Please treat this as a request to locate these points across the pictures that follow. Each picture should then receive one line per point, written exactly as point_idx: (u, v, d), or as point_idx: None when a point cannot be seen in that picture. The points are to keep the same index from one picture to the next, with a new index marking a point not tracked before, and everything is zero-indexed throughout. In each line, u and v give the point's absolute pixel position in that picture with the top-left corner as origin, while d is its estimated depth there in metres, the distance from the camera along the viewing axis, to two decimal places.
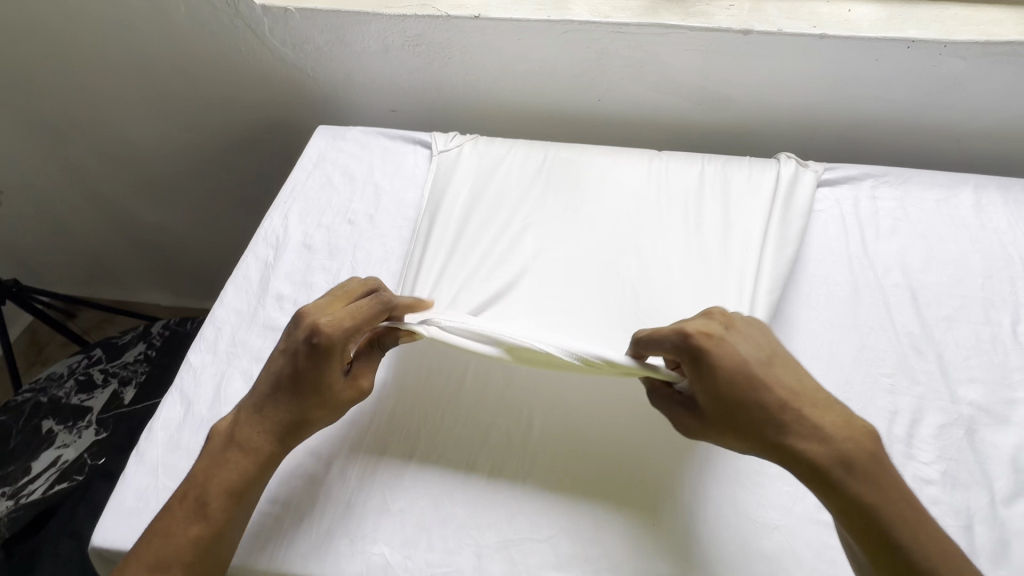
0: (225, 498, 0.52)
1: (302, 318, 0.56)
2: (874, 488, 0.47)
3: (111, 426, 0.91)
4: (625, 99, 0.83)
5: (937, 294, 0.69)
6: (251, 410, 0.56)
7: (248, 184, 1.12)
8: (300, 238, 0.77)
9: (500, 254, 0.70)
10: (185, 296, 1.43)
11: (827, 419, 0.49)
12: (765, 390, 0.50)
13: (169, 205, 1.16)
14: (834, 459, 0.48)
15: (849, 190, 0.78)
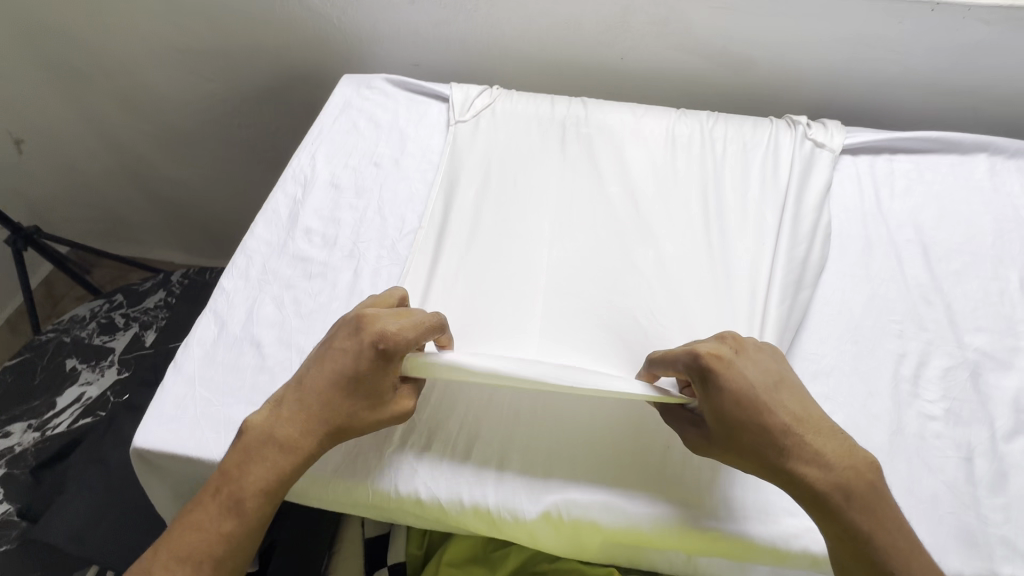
0: (262, 498, 0.49)
1: (364, 322, 0.53)
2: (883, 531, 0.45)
3: (131, 367, 1.07)
4: (645, 56, 0.95)
5: (948, 250, 0.74)
6: (289, 408, 0.51)
7: (249, 127, 1.25)
8: (327, 178, 0.79)
9: (516, 205, 0.76)
10: (195, 253, 1.63)
11: (827, 445, 0.47)
12: (769, 410, 0.48)
13: (185, 144, 1.30)
14: (838, 481, 0.46)
15: (867, 156, 0.86)
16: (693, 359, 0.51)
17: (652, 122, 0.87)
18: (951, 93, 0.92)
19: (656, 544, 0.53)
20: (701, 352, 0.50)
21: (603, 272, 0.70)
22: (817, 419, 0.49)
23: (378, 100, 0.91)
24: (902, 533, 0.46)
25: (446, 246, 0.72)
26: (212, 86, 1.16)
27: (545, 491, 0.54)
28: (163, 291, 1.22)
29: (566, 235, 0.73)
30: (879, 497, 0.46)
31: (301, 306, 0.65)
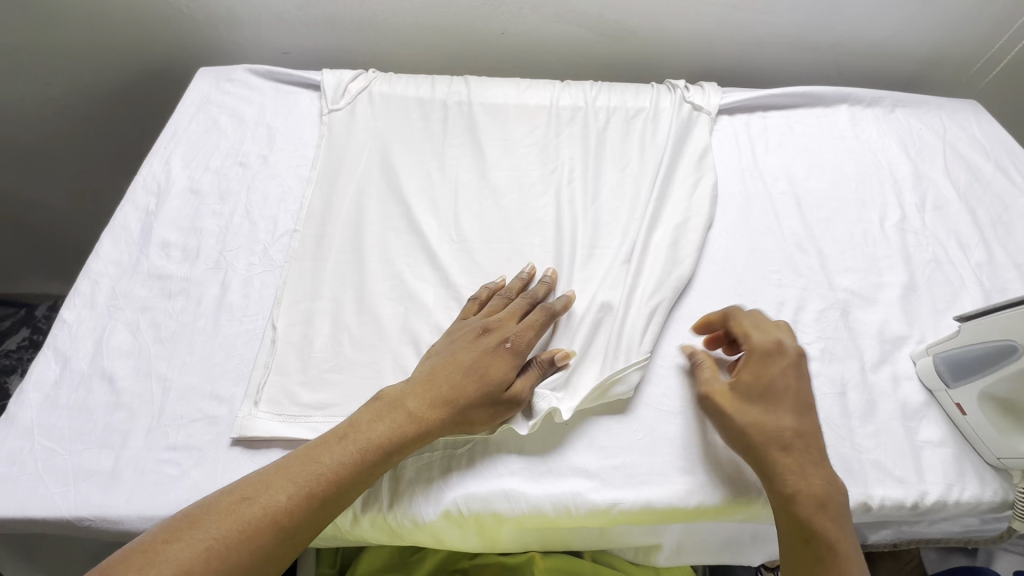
0: (286, 509, 0.43)
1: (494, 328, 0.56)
2: (827, 501, 0.48)
3: None
4: (526, 29, 0.93)
5: (818, 198, 0.78)
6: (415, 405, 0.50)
7: (109, 136, 1.11)
8: (185, 184, 0.72)
9: (399, 194, 0.72)
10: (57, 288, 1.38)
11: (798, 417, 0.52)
12: (785, 386, 0.53)
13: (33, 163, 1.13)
14: (795, 446, 0.50)
15: (743, 116, 0.89)
16: (762, 339, 0.55)
17: (536, 96, 0.85)
18: (814, 50, 0.97)
19: (564, 523, 0.52)
20: (781, 340, 0.55)
21: (492, 255, 0.68)
22: (807, 397, 0.53)
23: (241, 93, 0.83)
24: (840, 508, 0.48)
25: (323, 245, 0.67)
26: (52, 92, 1.02)
27: (443, 488, 0.51)
28: (27, 329, 1.08)
29: (453, 222, 0.71)
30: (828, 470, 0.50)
31: (160, 330, 0.59)
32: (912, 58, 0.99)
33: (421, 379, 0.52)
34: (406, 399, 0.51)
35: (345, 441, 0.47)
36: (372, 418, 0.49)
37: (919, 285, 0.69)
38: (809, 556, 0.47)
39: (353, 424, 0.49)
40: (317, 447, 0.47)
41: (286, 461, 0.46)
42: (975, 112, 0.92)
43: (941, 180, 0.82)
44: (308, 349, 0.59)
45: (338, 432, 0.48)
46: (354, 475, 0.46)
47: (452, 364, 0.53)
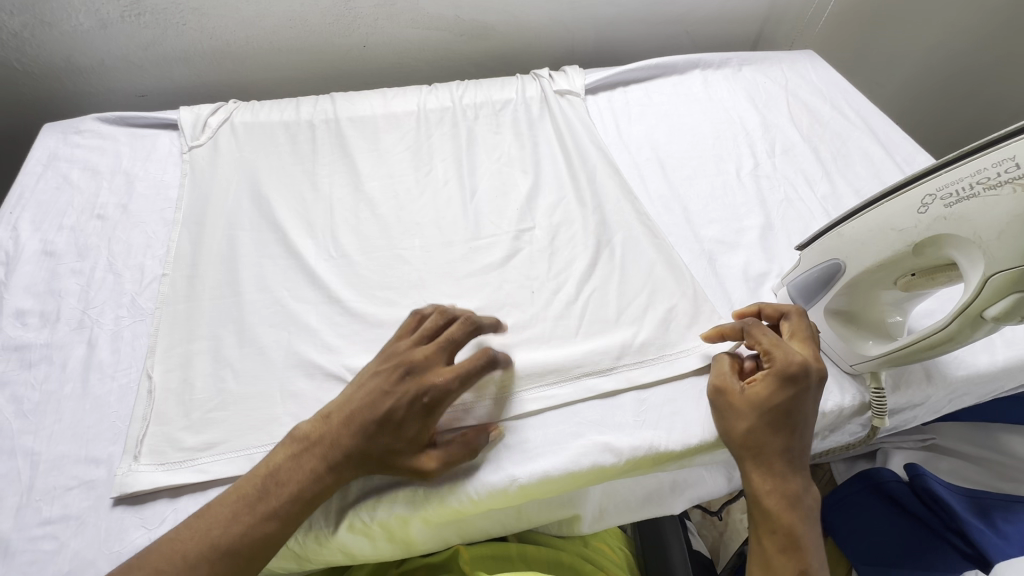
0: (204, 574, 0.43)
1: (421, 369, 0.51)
2: (796, 505, 0.50)
3: None
4: (386, 38, 0.94)
5: (680, 159, 0.83)
6: (331, 450, 0.49)
7: None
8: (37, 246, 0.68)
9: (272, 220, 0.71)
10: None
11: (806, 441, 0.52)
12: (797, 402, 0.51)
13: None
14: (777, 454, 0.51)
15: (606, 93, 0.93)
16: (789, 362, 0.52)
17: (403, 104, 0.86)
18: (663, 23, 1.03)
19: (471, 511, 0.53)
20: (806, 361, 0.52)
21: (375, 264, 0.68)
22: (810, 415, 0.52)
23: (93, 144, 0.79)
24: (812, 514, 0.50)
25: (196, 283, 0.65)
26: None
27: (342, 504, 0.51)
28: None
29: (331, 238, 0.71)
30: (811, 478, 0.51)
31: (23, 403, 0.55)
32: (751, 19, 1.07)
33: (339, 419, 0.50)
34: (329, 444, 0.49)
35: (270, 492, 0.47)
36: (294, 467, 0.48)
37: (775, 224, 0.75)
38: (772, 552, 0.49)
39: (272, 476, 0.48)
40: (240, 506, 0.46)
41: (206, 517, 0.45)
42: (810, 60, 1.01)
43: (786, 126, 0.89)
44: (189, 392, 0.57)
45: (263, 483, 0.47)
46: (276, 529, 0.46)
47: (368, 405, 0.49)
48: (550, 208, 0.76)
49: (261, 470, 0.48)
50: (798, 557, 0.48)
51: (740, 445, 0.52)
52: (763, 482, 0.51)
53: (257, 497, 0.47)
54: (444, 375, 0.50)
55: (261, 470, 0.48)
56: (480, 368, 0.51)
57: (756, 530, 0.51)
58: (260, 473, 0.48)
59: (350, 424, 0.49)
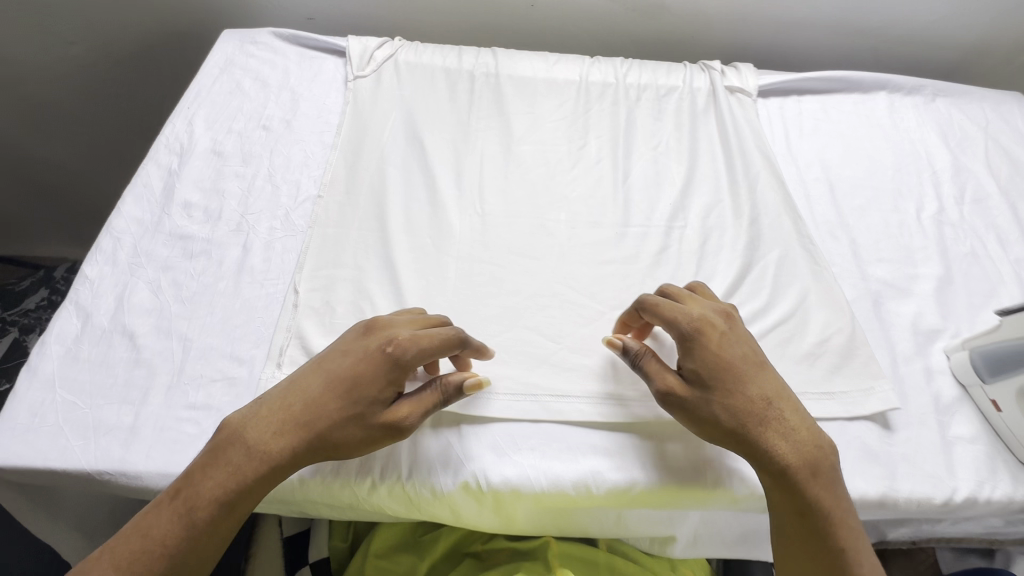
0: (215, 510, 0.43)
1: (380, 328, 0.49)
2: (813, 479, 0.46)
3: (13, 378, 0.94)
4: (556, 1, 0.91)
5: (853, 185, 0.76)
6: (276, 398, 0.46)
7: (140, 102, 1.13)
8: (208, 145, 0.70)
9: (423, 164, 0.71)
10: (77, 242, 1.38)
11: (779, 399, 0.49)
12: (723, 360, 0.49)
13: (60, 136, 1.15)
14: (750, 425, 0.47)
15: (779, 99, 0.86)
16: (687, 323, 0.50)
17: (564, 73, 0.83)
18: (852, 34, 0.94)
19: (583, 503, 0.51)
20: (699, 319, 0.50)
21: (519, 230, 0.66)
22: (749, 371, 0.49)
23: (265, 57, 0.81)
24: (830, 475, 0.47)
25: (348, 211, 0.66)
26: (77, 51, 1.01)
27: (462, 461, 0.50)
28: (46, 289, 1.07)
29: (477, 194, 0.69)
30: (811, 438, 0.48)
31: (182, 290, 0.58)
32: (954, 46, 0.96)
33: (273, 391, 0.47)
34: (268, 415, 0.45)
35: (208, 477, 0.43)
36: (226, 450, 0.44)
37: (954, 278, 0.67)
38: (807, 539, 0.46)
39: (203, 465, 0.44)
40: (176, 507, 0.43)
41: (152, 524, 0.42)
42: (1017, 103, 0.89)
43: (981, 172, 0.79)
44: (329, 316, 0.58)
45: (203, 471, 0.44)
46: (229, 517, 0.43)
47: (323, 363, 0.48)
48: (705, 209, 0.71)
49: (193, 463, 0.44)
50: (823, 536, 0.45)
51: (711, 434, 0.48)
52: (764, 463, 0.46)
53: (194, 491, 0.43)
54: (409, 333, 0.48)
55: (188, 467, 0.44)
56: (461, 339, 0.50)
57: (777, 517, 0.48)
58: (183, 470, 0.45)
59: (293, 397, 0.46)
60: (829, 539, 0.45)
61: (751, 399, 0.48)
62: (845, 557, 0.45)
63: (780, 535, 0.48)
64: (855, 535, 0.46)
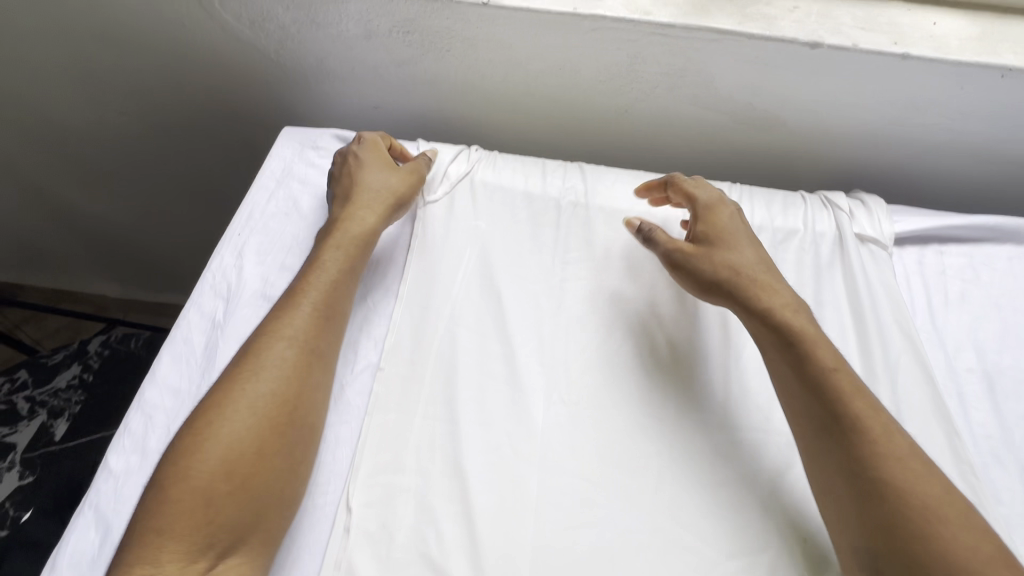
0: (256, 439, 0.48)
1: (350, 186, 0.65)
2: (846, 373, 0.52)
3: (39, 470, 0.86)
4: (654, 109, 0.80)
5: (1015, 382, 0.62)
6: (283, 335, 0.53)
7: (195, 174, 1.06)
8: (258, 287, 0.61)
9: (501, 326, 0.60)
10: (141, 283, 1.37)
11: (803, 325, 0.55)
12: (722, 266, 0.59)
13: (118, 195, 1.11)
14: (742, 280, 0.58)
15: (917, 249, 0.73)
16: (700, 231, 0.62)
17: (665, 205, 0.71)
18: (1002, 164, 0.80)
19: None
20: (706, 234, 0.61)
21: (612, 428, 0.56)
22: (737, 232, 0.61)
23: (328, 167, 0.72)
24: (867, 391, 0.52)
25: (412, 391, 0.56)
26: (129, 121, 0.95)
27: None
28: (78, 364, 1.00)
29: (562, 370, 0.58)
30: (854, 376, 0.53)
31: None
32: None
33: (284, 330, 0.54)
34: (344, 272, 0.59)
35: (322, 334, 0.55)
36: (326, 295, 0.57)
37: None
38: (845, 462, 0.48)
39: (234, 403, 0.49)
40: (292, 355, 0.52)
41: (265, 375, 0.51)
42: None
43: None
44: (388, 547, 0.48)
45: (316, 328, 0.55)
46: (319, 392, 0.53)
47: (325, 287, 0.57)
48: None
49: (297, 319, 0.54)
50: (871, 444, 0.48)
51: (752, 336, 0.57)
52: (807, 364, 0.53)
53: (307, 349, 0.53)
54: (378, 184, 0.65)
55: (293, 323, 0.54)
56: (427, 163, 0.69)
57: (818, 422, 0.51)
58: (280, 321, 0.54)
59: (341, 206, 0.64)
60: (870, 456, 0.48)
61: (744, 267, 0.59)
62: (900, 488, 0.46)
63: (800, 424, 0.52)
64: (907, 461, 0.47)
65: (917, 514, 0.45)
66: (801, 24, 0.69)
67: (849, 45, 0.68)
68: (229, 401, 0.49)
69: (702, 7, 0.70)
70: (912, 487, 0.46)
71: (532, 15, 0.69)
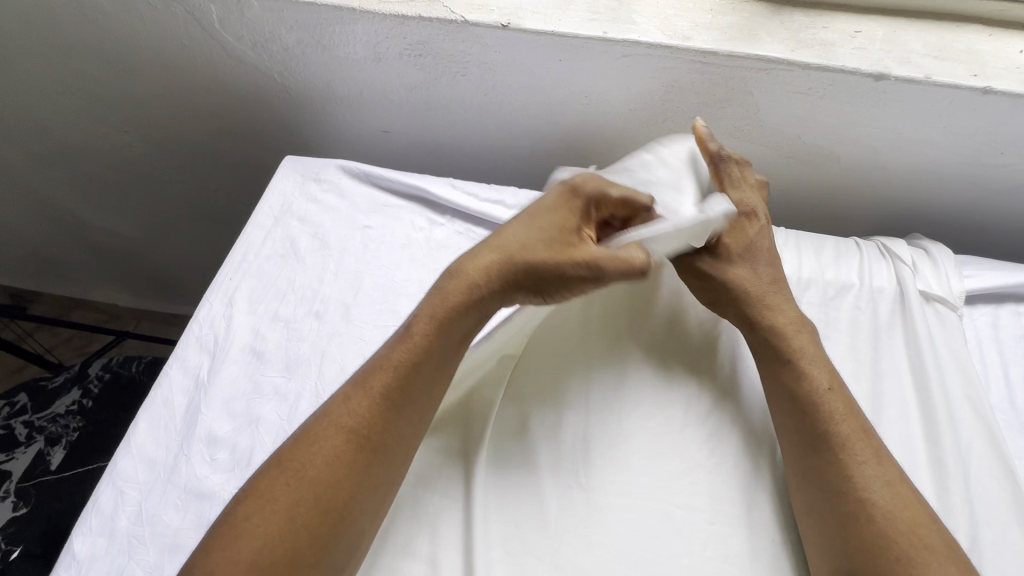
0: (330, 506, 0.40)
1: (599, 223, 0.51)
2: (839, 395, 0.50)
3: (33, 502, 0.80)
4: None
5: None
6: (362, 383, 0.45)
7: (202, 195, 1.01)
8: (247, 340, 0.56)
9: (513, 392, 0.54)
10: (149, 299, 1.33)
11: (815, 359, 0.52)
12: (733, 280, 0.57)
13: (125, 213, 1.07)
14: (750, 299, 0.56)
15: (989, 309, 0.64)
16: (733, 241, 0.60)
17: None
18: None
19: None
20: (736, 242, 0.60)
21: (635, 520, 0.48)
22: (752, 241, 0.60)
23: (329, 202, 0.67)
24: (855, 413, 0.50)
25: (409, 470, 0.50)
26: (133, 139, 0.90)
27: None
28: (77, 389, 0.94)
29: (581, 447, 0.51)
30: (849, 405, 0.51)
31: None
32: None
33: (370, 382, 0.45)
34: (439, 348, 0.46)
35: (395, 420, 0.44)
36: (401, 374, 0.45)
37: None
38: (835, 499, 0.46)
39: (305, 464, 0.42)
40: (353, 440, 0.43)
41: (323, 464, 0.41)
42: None
43: None
44: None
45: (391, 414, 0.44)
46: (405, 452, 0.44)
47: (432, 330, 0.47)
48: None
49: (365, 399, 0.44)
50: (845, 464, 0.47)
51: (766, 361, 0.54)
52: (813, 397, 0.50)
53: (374, 434, 0.43)
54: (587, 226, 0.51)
55: (360, 400, 0.44)
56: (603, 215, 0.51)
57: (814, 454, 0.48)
58: (352, 398, 0.44)
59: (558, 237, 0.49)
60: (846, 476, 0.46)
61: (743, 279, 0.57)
62: (872, 508, 0.45)
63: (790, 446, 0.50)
64: (891, 487, 0.45)
65: (888, 538, 0.43)
66: (863, 51, 0.61)
67: (920, 78, 0.59)
68: (306, 453, 0.42)
69: (748, 32, 0.62)
70: (887, 508, 0.44)
71: (557, 39, 0.62)
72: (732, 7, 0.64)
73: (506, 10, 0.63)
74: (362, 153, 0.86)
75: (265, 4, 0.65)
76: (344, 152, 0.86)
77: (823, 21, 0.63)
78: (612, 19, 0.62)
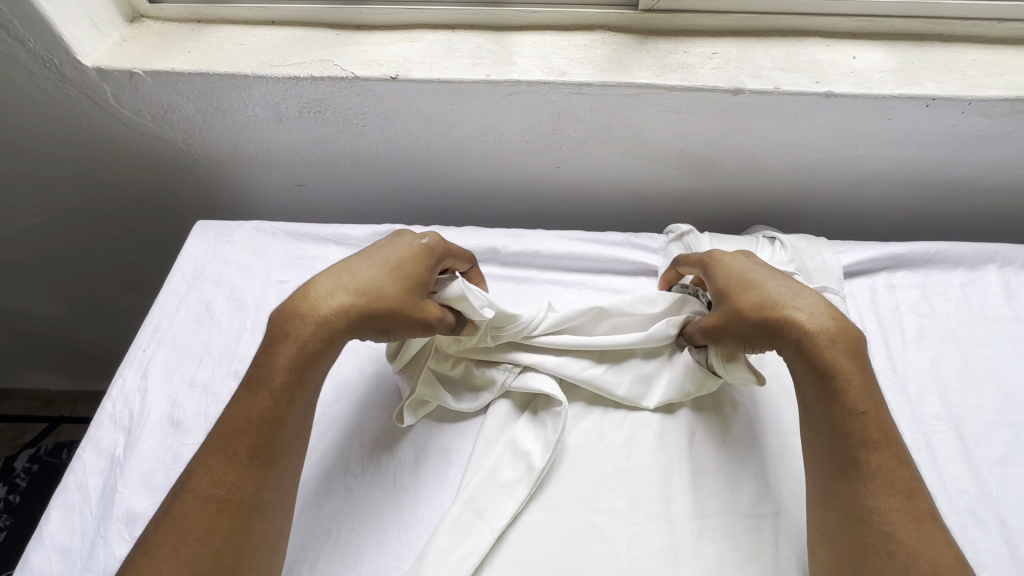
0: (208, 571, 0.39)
1: (380, 275, 0.51)
2: (872, 418, 0.44)
3: None
4: (587, 163, 0.77)
5: (984, 425, 0.59)
6: (223, 440, 0.43)
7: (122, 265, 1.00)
8: (164, 410, 0.56)
9: (435, 426, 0.57)
10: (82, 379, 1.27)
11: (858, 387, 0.44)
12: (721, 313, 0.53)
13: (39, 294, 1.03)
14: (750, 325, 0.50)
15: (865, 281, 0.71)
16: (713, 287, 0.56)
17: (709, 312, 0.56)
18: (941, 187, 0.79)
19: None
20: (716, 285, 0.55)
21: (561, 533, 0.49)
22: (785, 291, 0.49)
23: (242, 261, 0.68)
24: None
25: (337, 515, 0.51)
26: (40, 221, 0.88)
27: None
28: (3, 486, 0.89)
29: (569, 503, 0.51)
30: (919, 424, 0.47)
31: None
32: None
33: (231, 442, 0.43)
34: (297, 395, 0.46)
35: (265, 475, 0.43)
36: (265, 428, 0.44)
37: None
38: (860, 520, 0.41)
39: (174, 537, 0.39)
40: (226, 509, 0.41)
41: (200, 537, 0.40)
42: None
43: None
44: None
45: (263, 471, 0.43)
46: (284, 497, 0.45)
47: (289, 386, 0.46)
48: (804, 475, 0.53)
49: (231, 467, 0.42)
50: (908, 479, 0.42)
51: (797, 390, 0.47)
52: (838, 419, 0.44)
53: (247, 496, 0.42)
54: (382, 271, 0.51)
55: (226, 470, 0.42)
56: (444, 244, 0.56)
57: (844, 474, 0.43)
58: (217, 466, 0.42)
59: (417, 293, 0.51)
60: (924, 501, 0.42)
61: (801, 324, 0.47)
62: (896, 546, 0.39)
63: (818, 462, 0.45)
64: (917, 520, 0.40)
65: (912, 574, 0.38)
66: (720, 70, 0.67)
67: (771, 88, 0.66)
68: (174, 525, 0.40)
69: (618, 62, 0.68)
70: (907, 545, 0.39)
71: (443, 85, 0.66)
72: (603, 41, 0.70)
73: (392, 63, 0.67)
74: (282, 208, 0.88)
75: (157, 78, 0.66)
76: (264, 208, 0.88)
77: (684, 46, 0.70)
78: (494, 62, 0.67)
